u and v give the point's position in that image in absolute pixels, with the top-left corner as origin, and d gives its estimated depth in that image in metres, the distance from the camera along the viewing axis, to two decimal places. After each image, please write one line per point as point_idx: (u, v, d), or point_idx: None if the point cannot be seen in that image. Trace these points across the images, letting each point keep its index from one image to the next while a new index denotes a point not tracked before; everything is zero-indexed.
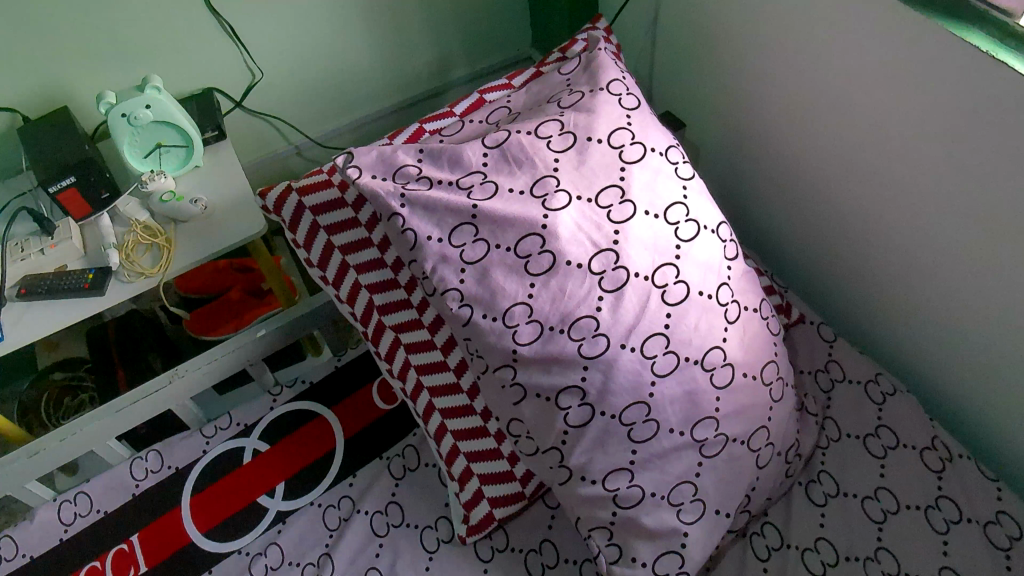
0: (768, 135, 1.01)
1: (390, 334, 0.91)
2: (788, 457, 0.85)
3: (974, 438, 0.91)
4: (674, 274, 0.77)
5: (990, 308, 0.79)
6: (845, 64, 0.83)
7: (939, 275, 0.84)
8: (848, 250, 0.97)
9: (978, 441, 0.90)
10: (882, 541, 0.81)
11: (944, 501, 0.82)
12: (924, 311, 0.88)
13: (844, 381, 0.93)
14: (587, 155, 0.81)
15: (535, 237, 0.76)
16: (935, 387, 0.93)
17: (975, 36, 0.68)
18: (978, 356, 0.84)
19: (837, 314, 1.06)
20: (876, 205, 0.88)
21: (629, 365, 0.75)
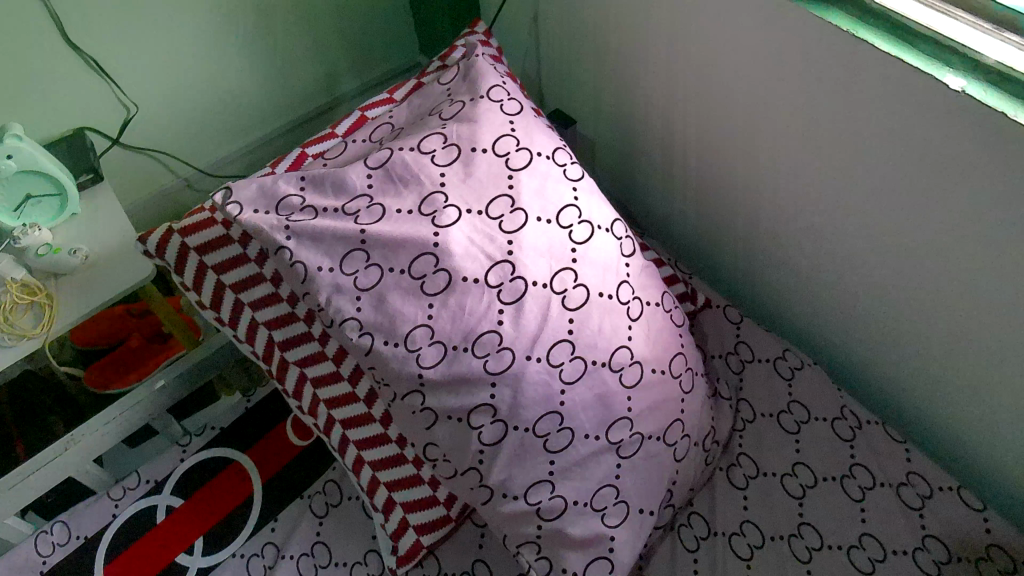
0: (657, 125, 1.02)
1: (293, 370, 0.88)
2: (706, 445, 0.84)
3: (881, 401, 0.92)
4: (573, 278, 0.77)
5: (883, 272, 0.81)
6: (719, 49, 0.84)
7: (833, 245, 0.85)
8: (745, 231, 0.98)
9: (886, 404, 0.92)
10: (804, 516, 0.81)
11: (858, 469, 0.82)
12: (822, 283, 0.90)
13: (754, 361, 0.92)
14: (473, 166, 0.80)
15: (428, 257, 0.75)
16: (839, 356, 0.95)
17: (835, 16, 0.69)
18: (879, 320, 0.85)
19: (742, 293, 1.06)
20: (766, 183, 0.89)
21: (537, 376, 0.74)
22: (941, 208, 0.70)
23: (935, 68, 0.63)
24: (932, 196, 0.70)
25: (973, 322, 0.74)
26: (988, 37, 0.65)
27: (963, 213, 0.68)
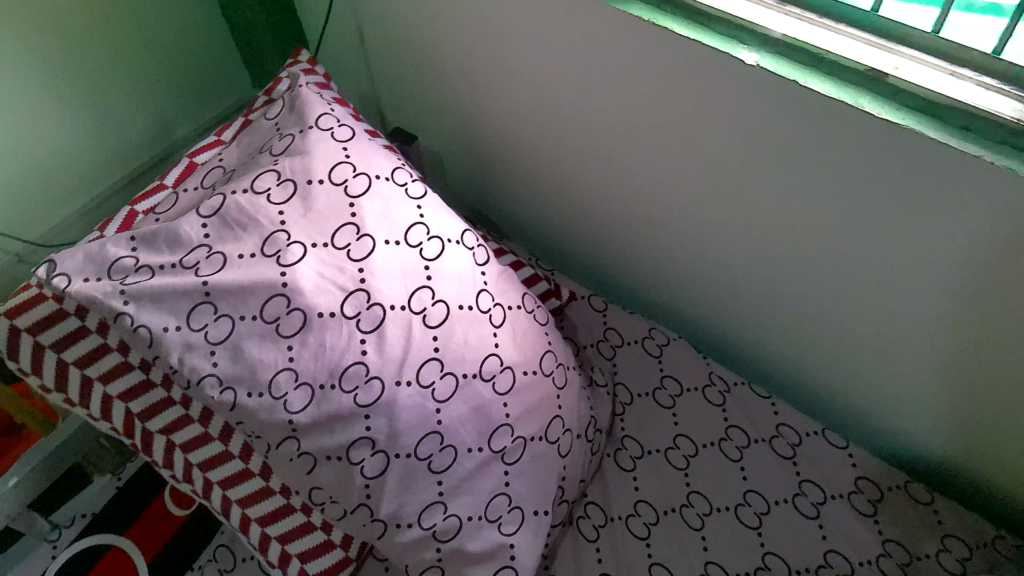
0: (496, 130, 1.03)
1: (160, 438, 0.83)
2: (589, 436, 0.85)
3: (744, 363, 0.97)
4: (430, 296, 0.76)
5: (724, 242, 0.85)
6: (539, 50, 0.85)
7: (675, 224, 0.88)
8: (595, 222, 1.00)
9: (748, 365, 0.97)
10: (692, 485, 0.83)
11: (733, 430, 0.86)
12: (672, 261, 0.94)
13: (623, 344, 0.95)
14: (311, 199, 0.78)
15: (279, 298, 0.72)
16: (699, 327, 0.99)
17: (633, 6, 0.72)
18: (728, 288, 0.89)
19: (603, 282, 1.09)
20: (606, 173, 0.92)
21: (410, 400, 0.73)
22: (760, 175, 0.74)
23: (730, 46, 0.67)
24: (750, 165, 0.74)
25: (808, 276, 0.78)
26: (772, 12, 0.67)
27: (780, 177, 0.72)
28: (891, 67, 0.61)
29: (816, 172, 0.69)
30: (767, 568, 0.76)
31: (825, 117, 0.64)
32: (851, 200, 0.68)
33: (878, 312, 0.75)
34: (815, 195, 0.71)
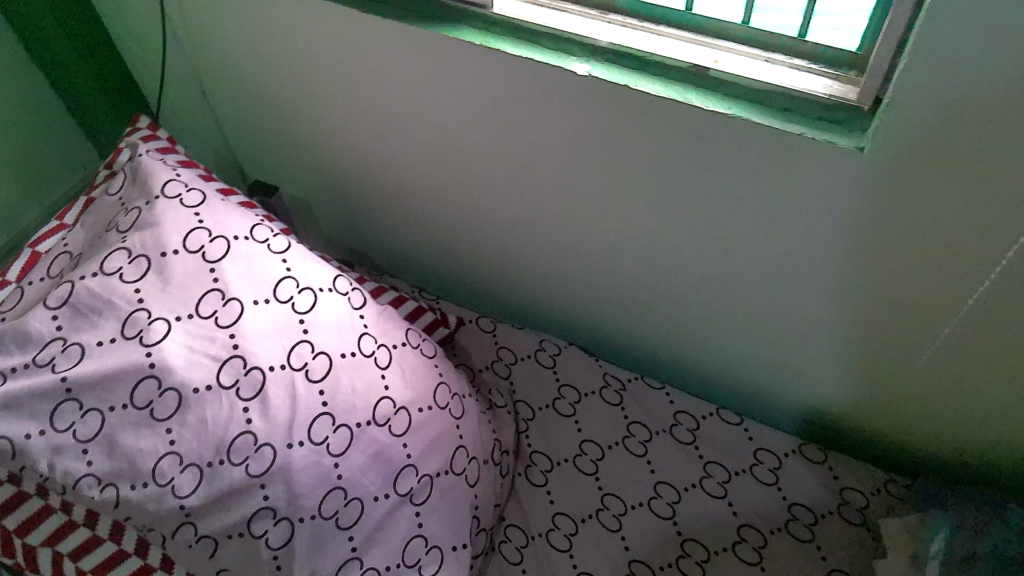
0: (357, 168, 1.01)
1: (45, 551, 0.77)
2: (496, 458, 0.85)
3: (634, 362, 0.99)
4: (310, 349, 0.74)
5: (594, 248, 0.86)
6: (384, 84, 0.85)
7: (546, 237, 0.89)
8: (470, 246, 1.00)
9: (639, 362, 0.99)
10: (604, 488, 0.84)
11: (635, 427, 0.88)
12: (550, 273, 0.94)
13: (517, 361, 0.95)
14: (169, 272, 0.74)
15: (149, 381, 0.68)
16: (587, 334, 1.00)
17: (463, 32, 0.73)
18: (606, 292, 0.91)
19: (488, 304, 1.09)
20: (471, 197, 0.92)
21: (306, 460, 0.71)
22: (614, 179, 0.76)
23: (561, 59, 0.69)
24: (604, 171, 0.76)
25: (677, 268, 0.81)
26: (596, 21, 0.70)
27: (632, 178, 0.75)
28: (711, 61, 0.64)
29: (664, 170, 0.71)
30: (688, 555, 0.78)
31: (661, 116, 0.66)
32: (700, 191, 0.71)
33: (746, 292, 0.78)
34: (667, 191, 0.73)
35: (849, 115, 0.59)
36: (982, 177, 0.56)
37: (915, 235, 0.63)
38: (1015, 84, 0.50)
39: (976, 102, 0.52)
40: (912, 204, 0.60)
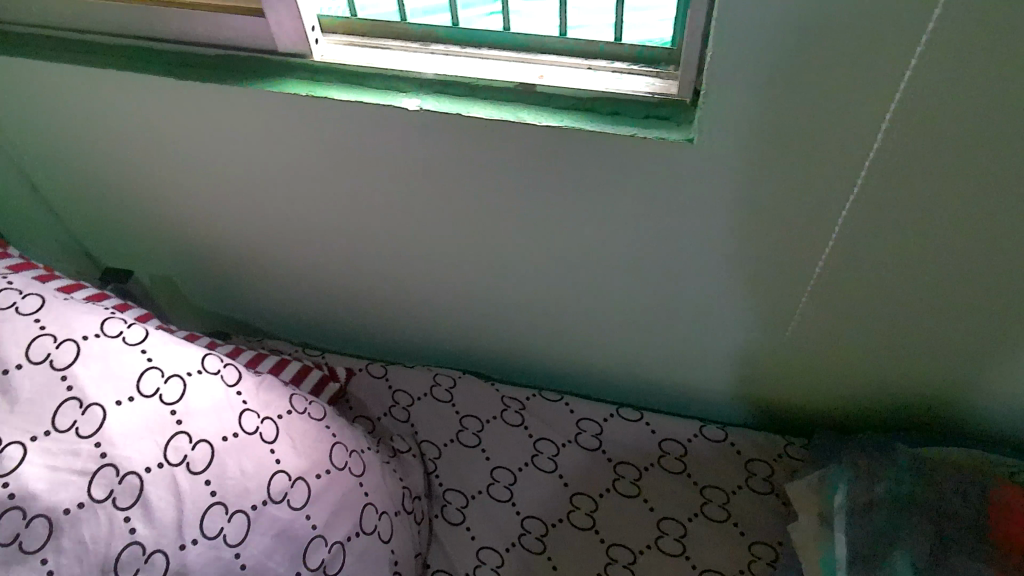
0: (214, 236, 0.97)
1: None
2: (408, 507, 0.82)
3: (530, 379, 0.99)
4: (188, 440, 0.69)
5: (469, 277, 0.85)
6: (221, 149, 0.81)
7: (419, 274, 0.88)
8: (345, 295, 0.97)
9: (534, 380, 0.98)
10: (522, 512, 0.83)
11: (542, 443, 0.88)
12: (431, 309, 0.93)
13: (414, 402, 0.93)
14: (14, 389, 0.65)
15: (13, 513, 0.60)
16: (479, 361, 0.99)
17: (289, 85, 0.71)
18: (490, 317, 0.90)
19: (375, 349, 1.06)
20: (336, 246, 0.89)
21: (202, 558, 0.66)
22: (470, 207, 0.76)
23: (391, 98, 0.68)
24: (460, 200, 0.75)
25: (551, 282, 0.81)
26: (418, 53, 0.69)
27: (488, 204, 0.74)
28: (536, 76, 0.65)
29: (515, 190, 0.71)
30: (614, 561, 0.77)
31: (500, 141, 0.67)
32: (555, 206, 0.71)
33: (621, 294, 0.79)
34: (524, 211, 0.73)
35: (674, 110, 0.61)
36: (805, 155, 0.58)
37: (761, 218, 0.65)
38: (811, 66, 0.52)
39: (781, 87, 0.54)
40: (750, 188, 0.62)
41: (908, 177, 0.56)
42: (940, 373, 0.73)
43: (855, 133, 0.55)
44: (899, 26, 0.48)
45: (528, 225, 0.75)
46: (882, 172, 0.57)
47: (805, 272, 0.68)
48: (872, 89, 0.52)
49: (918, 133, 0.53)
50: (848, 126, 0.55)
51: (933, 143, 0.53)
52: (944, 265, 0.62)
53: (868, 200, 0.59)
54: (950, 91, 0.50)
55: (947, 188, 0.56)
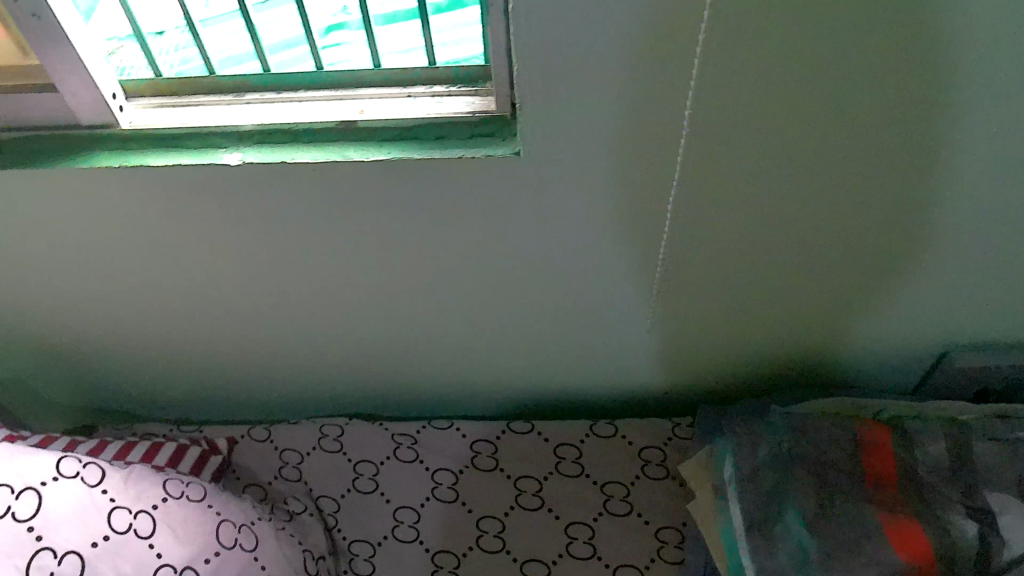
0: (48, 330, 0.89)
1: None
2: (312, 569, 0.77)
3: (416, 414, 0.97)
4: (52, 555, 0.63)
5: (335, 323, 0.83)
6: (37, 239, 0.75)
7: (283, 328, 0.85)
8: (208, 365, 0.92)
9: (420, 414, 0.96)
10: (432, 548, 0.80)
11: (441, 474, 0.86)
12: (302, 362, 0.90)
13: (304, 457, 0.89)
14: None
15: None
16: (360, 406, 0.96)
17: (99, 159, 0.66)
18: (365, 359, 0.88)
19: (249, 415, 1.01)
20: (188, 317, 0.84)
21: None
22: (317, 253, 0.73)
23: (211, 155, 0.65)
24: (305, 247, 0.73)
25: (418, 314, 0.80)
26: (231, 106, 0.65)
27: (334, 247, 0.72)
28: (357, 112, 0.63)
29: (358, 229, 0.70)
30: None
31: (332, 183, 0.65)
32: (400, 233, 0.70)
33: (488, 316, 0.79)
34: (372, 245, 0.72)
35: (496, 126, 0.61)
36: (624, 149, 0.60)
37: (598, 219, 0.66)
38: (618, 68, 0.54)
39: (593, 92, 0.55)
40: (582, 191, 0.63)
41: (731, 155, 0.60)
42: (791, 325, 0.77)
43: (664, 124, 0.57)
44: (687, 20, 0.51)
45: (379, 256, 0.74)
46: (699, 155, 0.60)
47: (652, 262, 0.70)
48: (679, 80, 0.54)
49: (729, 112, 0.56)
50: (658, 116, 0.57)
51: (737, 118, 0.57)
52: (771, 229, 0.66)
53: (692, 181, 0.62)
54: (746, 71, 0.53)
55: (758, 157, 0.60)
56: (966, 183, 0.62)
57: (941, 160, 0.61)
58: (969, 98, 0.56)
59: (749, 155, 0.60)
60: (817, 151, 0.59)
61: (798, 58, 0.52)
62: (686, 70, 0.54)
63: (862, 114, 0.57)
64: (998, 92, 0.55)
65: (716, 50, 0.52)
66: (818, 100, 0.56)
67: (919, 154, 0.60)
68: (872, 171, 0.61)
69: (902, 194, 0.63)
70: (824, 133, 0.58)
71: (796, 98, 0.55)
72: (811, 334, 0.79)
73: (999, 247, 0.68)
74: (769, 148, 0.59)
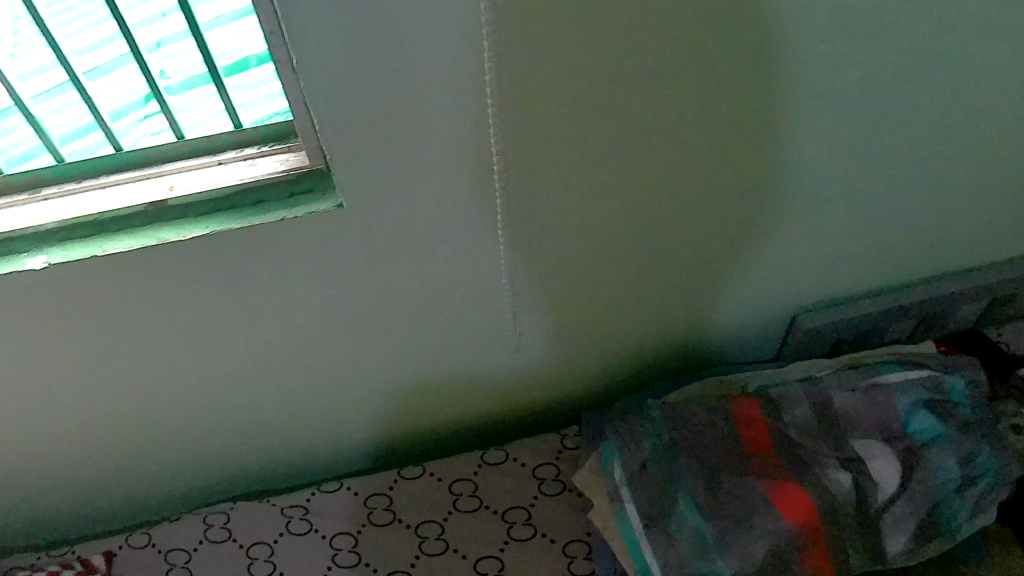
0: None
1: None
2: None
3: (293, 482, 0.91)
4: None
5: (193, 406, 0.76)
6: None
7: (135, 423, 0.77)
8: (48, 478, 0.81)
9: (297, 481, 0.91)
10: None
11: (340, 538, 0.80)
12: (163, 453, 0.82)
13: (190, 555, 0.81)
14: None
15: None
16: (231, 485, 0.89)
17: None
18: (232, 438, 0.81)
19: (103, 521, 0.91)
20: (16, 431, 0.74)
21: None
22: (148, 334, 0.67)
23: (11, 262, 0.58)
24: (131, 331, 0.66)
25: (280, 380, 0.75)
26: (28, 204, 0.58)
27: (164, 326, 0.66)
28: (166, 189, 0.58)
29: (184, 305, 0.64)
30: None
31: (152, 267, 0.60)
32: (234, 307, 0.66)
33: (355, 368, 0.75)
34: (207, 325, 0.67)
35: (315, 180, 0.59)
36: (446, 192, 0.58)
37: (434, 255, 0.64)
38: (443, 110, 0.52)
39: (417, 137, 0.53)
40: (415, 236, 0.62)
41: (566, 174, 0.60)
42: (654, 317, 0.80)
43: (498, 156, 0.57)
44: (521, 55, 0.50)
45: (220, 336, 0.69)
46: (517, 184, 0.60)
47: (500, 290, 0.70)
48: (512, 111, 0.54)
49: (564, 132, 0.57)
50: (469, 157, 0.56)
51: (546, 143, 0.57)
52: (607, 236, 0.68)
53: (516, 210, 0.62)
54: (577, 96, 0.54)
55: (576, 176, 0.61)
56: (780, 169, 0.67)
57: (751, 150, 0.64)
58: (768, 97, 0.60)
59: (568, 176, 0.60)
60: (648, 162, 0.62)
61: (625, 76, 0.54)
62: (483, 109, 0.53)
63: (689, 128, 0.60)
64: (800, 91, 0.60)
65: (522, 87, 0.52)
66: (620, 114, 0.57)
67: (728, 148, 0.63)
68: (695, 175, 0.64)
69: (728, 189, 0.67)
70: (634, 143, 0.60)
71: (597, 117, 0.56)
72: (669, 323, 0.81)
73: (818, 216, 0.73)
74: (584, 165, 0.60)
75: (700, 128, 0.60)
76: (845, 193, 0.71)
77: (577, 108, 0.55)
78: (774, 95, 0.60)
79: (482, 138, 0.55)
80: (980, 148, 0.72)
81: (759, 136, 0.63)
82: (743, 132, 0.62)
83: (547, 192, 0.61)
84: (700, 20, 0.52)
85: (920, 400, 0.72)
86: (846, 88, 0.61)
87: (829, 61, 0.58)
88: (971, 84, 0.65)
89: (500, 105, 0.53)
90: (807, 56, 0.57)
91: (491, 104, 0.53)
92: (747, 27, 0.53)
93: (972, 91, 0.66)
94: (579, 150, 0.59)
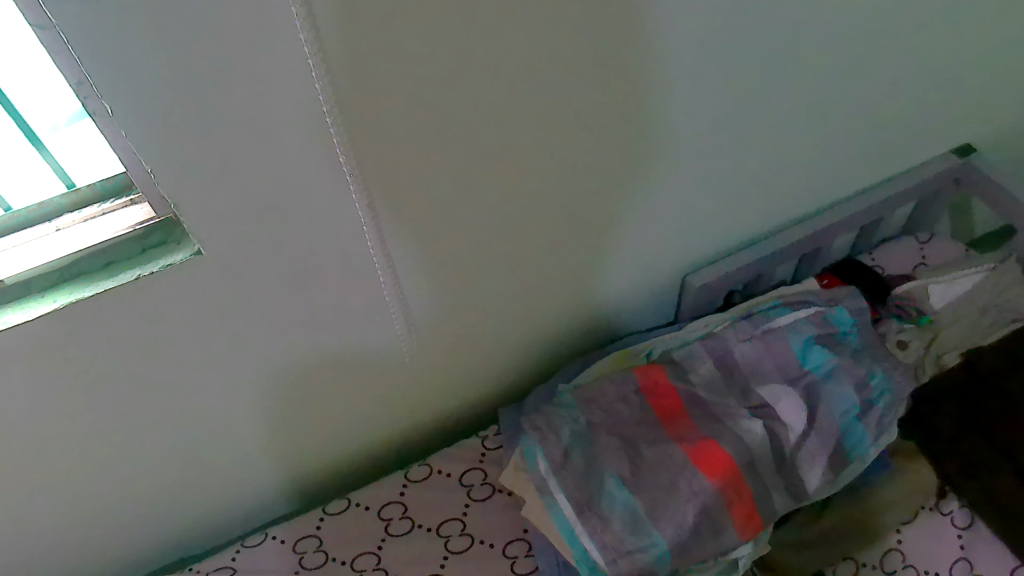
0: None
1: None
2: None
3: (204, 543, 0.85)
4: None
5: (84, 492, 0.69)
6: None
7: (18, 527, 0.68)
8: None
9: (209, 539, 0.85)
10: None
11: None
12: (55, 549, 0.74)
13: None
14: None
15: None
16: (135, 561, 0.82)
17: None
18: (134, 513, 0.75)
19: None
20: None
21: None
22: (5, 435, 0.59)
23: None
24: None
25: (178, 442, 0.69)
26: None
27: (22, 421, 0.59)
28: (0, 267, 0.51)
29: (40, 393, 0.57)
30: None
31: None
32: (104, 389, 0.60)
33: (256, 413, 0.71)
34: (77, 414, 0.61)
35: (164, 232, 0.55)
36: (312, 220, 0.56)
37: (311, 285, 0.61)
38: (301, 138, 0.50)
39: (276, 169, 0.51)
40: (284, 269, 0.59)
41: (437, 178, 0.59)
42: (549, 302, 0.80)
43: (366, 173, 0.55)
44: (375, 67, 0.49)
45: (94, 420, 0.62)
46: (382, 200, 0.58)
47: (390, 305, 0.68)
48: (372, 124, 0.52)
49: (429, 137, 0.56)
50: (326, 183, 0.54)
51: (400, 152, 0.55)
52: (485, 235, 0.67)
53: (390, 223, 0.60)
54: (437, 99, 0.53)
55: (440, 182, 0.59)
56: (648, 139, 0.68)
57: (611, 129, 0.64)
58: (629, 72, 0.61)
59: (434, 183, 0.59)
60: (519, 153, 0.61)
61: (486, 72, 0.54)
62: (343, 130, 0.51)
63: (555, 114, 0.60)
64: (657, 62, 0.61)
65: (379, 98, 0.51)
66: (474, 113, 0.56)
67: (591, 131, 0.63)
68: (568, 159, 0.65)
69: (600, 168, 0.67)
70: (495, 139, 0.59)
71: (459, 121, 0.56)
72: (564, 304, 0.82)
73: (692, 178, 0.75)
74: (445, 169, 0.59)
75: (559, 114, 0.60)
76: (715, 151, 0.73)
77: (425, 112, 0.54)
78: (627, 73, 0.60)
79: (334, 161, 0.53)
80: (829, 92, 0.76)
81: (618, 114, 0.63)
82: (602, 114, 0.62)
83: (414, 200, 0.59)
84: (550, 10, 0.52)
85: (811, 336, 0.76)
86: (694, 56, 0.62)
87: (673, 33, 0.59)
88: (807, 37, 0.68)
89: (357, 122, 0.51)
90: (651, 31, 0.58)
91: (330, 122, 0.50)
92: (592, 10, 0.54)
93: (815, 42, 0.69)
94: (436, 156, 0.57)
